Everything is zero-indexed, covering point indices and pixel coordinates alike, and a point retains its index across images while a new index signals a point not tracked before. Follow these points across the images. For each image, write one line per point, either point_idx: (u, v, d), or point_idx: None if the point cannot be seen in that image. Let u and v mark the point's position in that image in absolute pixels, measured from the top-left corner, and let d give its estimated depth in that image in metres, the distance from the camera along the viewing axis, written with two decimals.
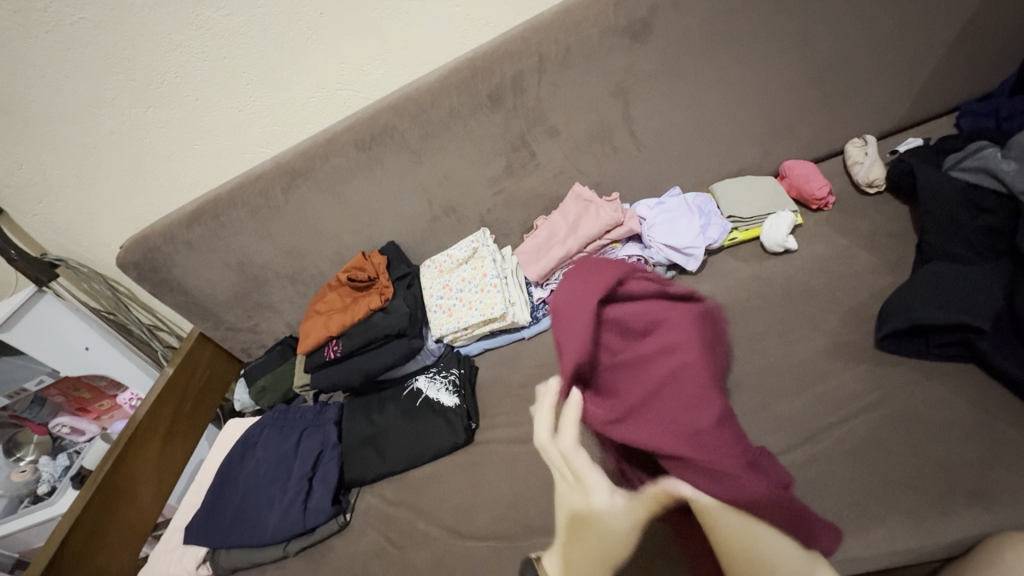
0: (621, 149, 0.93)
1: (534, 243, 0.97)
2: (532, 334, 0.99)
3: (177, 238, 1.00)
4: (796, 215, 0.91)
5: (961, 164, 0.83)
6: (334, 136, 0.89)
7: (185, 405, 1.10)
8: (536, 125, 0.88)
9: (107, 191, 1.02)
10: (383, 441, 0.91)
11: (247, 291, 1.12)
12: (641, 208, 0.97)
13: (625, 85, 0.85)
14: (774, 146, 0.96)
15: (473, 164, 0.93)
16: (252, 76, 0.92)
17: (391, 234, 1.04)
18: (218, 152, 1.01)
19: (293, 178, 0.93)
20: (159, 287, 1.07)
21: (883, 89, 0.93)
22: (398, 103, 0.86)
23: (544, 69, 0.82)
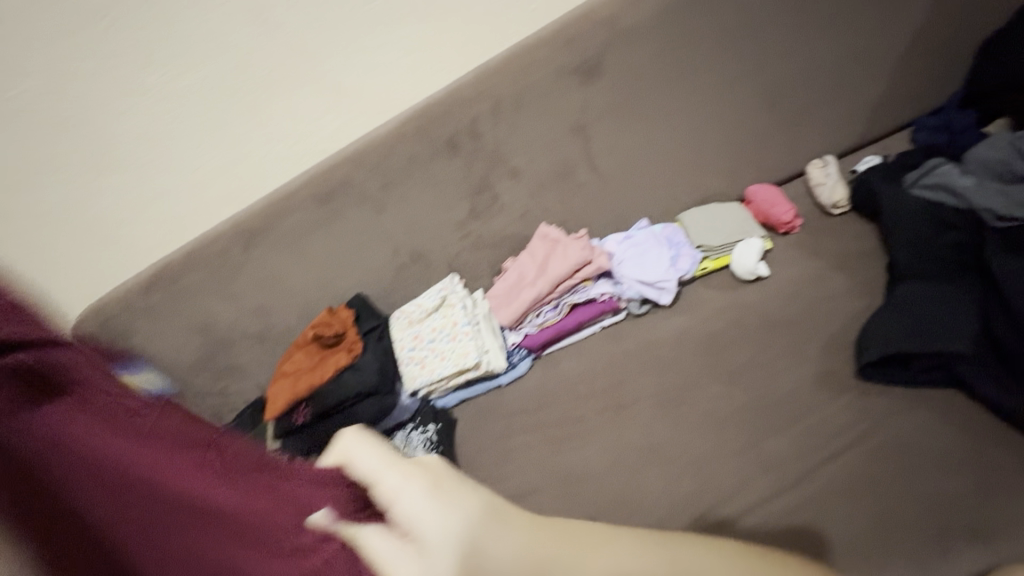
0: (585, 185, 0.92)
1: (503, 287, 0.94)
2: (510, 380, 0.93)
3: (134, 307, 0.97)
4: (766, 241, 0.90)
5: (921, 180, 0.83)
6: (290, 191, 0.87)
7: None
8: (496, 168, 0.87)
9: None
10: None
11: (214, 354, 1.07)
12: (608, 243, 0.95)
13: (583, 123, 0.85)
14: (739, 172, 0.96)
15: (436, 211, 0.91)
16: (199, 135, 0.89)
17: (359, 286, 1.00)
18: (173, 216, 0.97)
19: (251, 238, 0.91)
20: (117, 357, 1.02)
21: (840, 109, 0.94)
22: (355, 153, 0.84)
23: (499, 112, 0.81)
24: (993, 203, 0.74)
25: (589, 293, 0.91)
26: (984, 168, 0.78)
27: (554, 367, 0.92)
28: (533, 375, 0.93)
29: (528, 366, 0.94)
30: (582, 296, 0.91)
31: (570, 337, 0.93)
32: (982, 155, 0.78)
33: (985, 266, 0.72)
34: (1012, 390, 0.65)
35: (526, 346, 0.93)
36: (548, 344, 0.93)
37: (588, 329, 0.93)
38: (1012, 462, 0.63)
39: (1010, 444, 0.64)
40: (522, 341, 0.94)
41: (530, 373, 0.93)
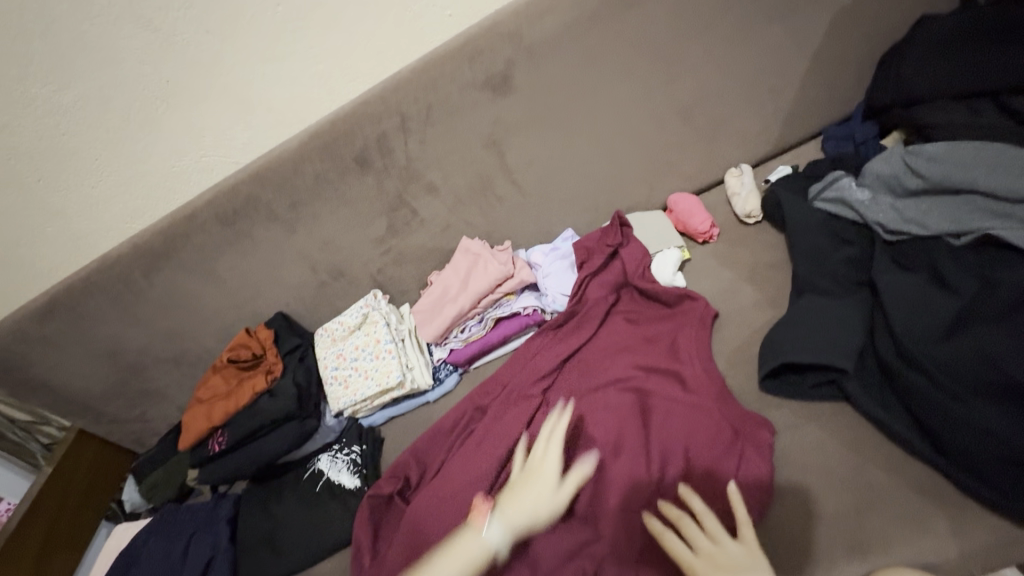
0: (505, 198, 0.90)
1: (429, 301, 0.90)
2: (437, 396, 0.93)
3: (29, 336, 0.91)
4: (682, 252, 0.90)
5: (823, 193, 0.83)
6: (191, 213, 0.82)
7: (66, 512, 1.06)
8: (411, 183, 0.84)
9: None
10: (279, 536, 0.84)
11: (126, 381, 1.02)
12: (535, 254, 0.93)
13: (496, 137, 0.83)
14: (658, 183, 0.95)
15: (353, 228, 0.88)
16: (99, 150, 0.89)
17: (279, 304, 0.97)
18: (81, 229, 0.97)
19: (153, 261, 0.86)
20: (21, 388, 0.97)
21: (758, 117, 0.93)
22: (259, 173, 0.80)
23: (408, 128, 0.78)
24: (882, 218, 0.76)
25: (513, 307, 0.89)
26: (878, 184, 0.78)
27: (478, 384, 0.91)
28: (459, 392, 0.92)
29: (455, 382, 0.93)
30: (506, 309, 0.89)
31: (496, 351, 0.92)
32: (878, 170, 0.78)
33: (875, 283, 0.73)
34: (891, 410, 0.66)
35: (452, 362, 0.91)
36: (474, 359, 0.91)
37: (514, 343, 0.92)
38: (901, 477, 0.64)
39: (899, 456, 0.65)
40: (447, 357, 0.91)
41: (456, 389, 0.93)
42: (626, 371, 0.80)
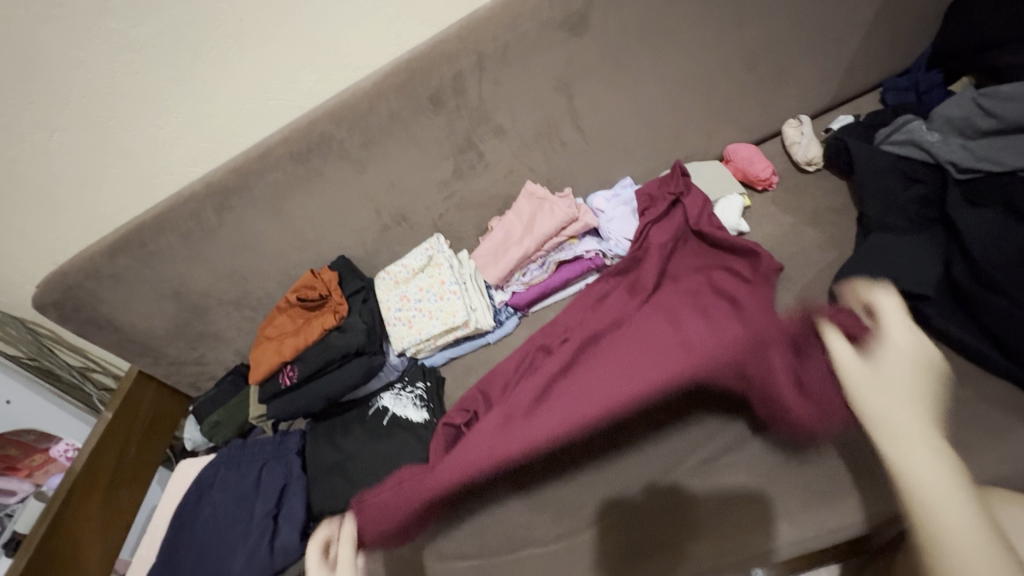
0: (569, 144, 0.92)
1: (491, 245, 0.94)
2: (497, 338, 0.96)
3: (100, 272, 0.92)
4: (744, 198, 0.95)
5: (891, 137, 0.89)
6: (267, 149, 0.83)
7: (129, 452, 1.06)
8: (481, 125, 0.86)
9: (28, 222, 0.96)
10: (351, 465, 0.88)
11: (188, 322, 1.04)
12: (597, 200, 0.97)
13: (567, 80, 0.84)
14: (717, 131, 0.99)
15: (421, 169, 0.90)
16: (170, 90, 0.87)
17: (340, 247, 0.99)
18: (140, 173, 0.96)
19: (227, 198, 0.87)
20: (88, 326, 0.98)
21: (812, 71, 0.96)
22: (335, 110, 0.80)
23: (484, 67, 0.80)
24: (954, 157, 0.80)
25: (576, 251, 0.93)
26: (949, 124, 0.84)
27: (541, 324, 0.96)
28: (520, 332, 0.96)
29: (515, 323, 0.97)
30: (569, 253, 0.93)
31: (556, 295, 0.96)
32: (948, 112, 0.84)
33: (948, 219, 0.79)
34: (969, 330, 0.72)
35: (513, 305, 0.95)
36: (534, 302, 0.95)
37: (573, 287, 0.96)
38: (968, 393, 0.69)
39: (965, 377, 0.71)
40: (509, 300, 0.95)
41: (517, 330, 0.97)
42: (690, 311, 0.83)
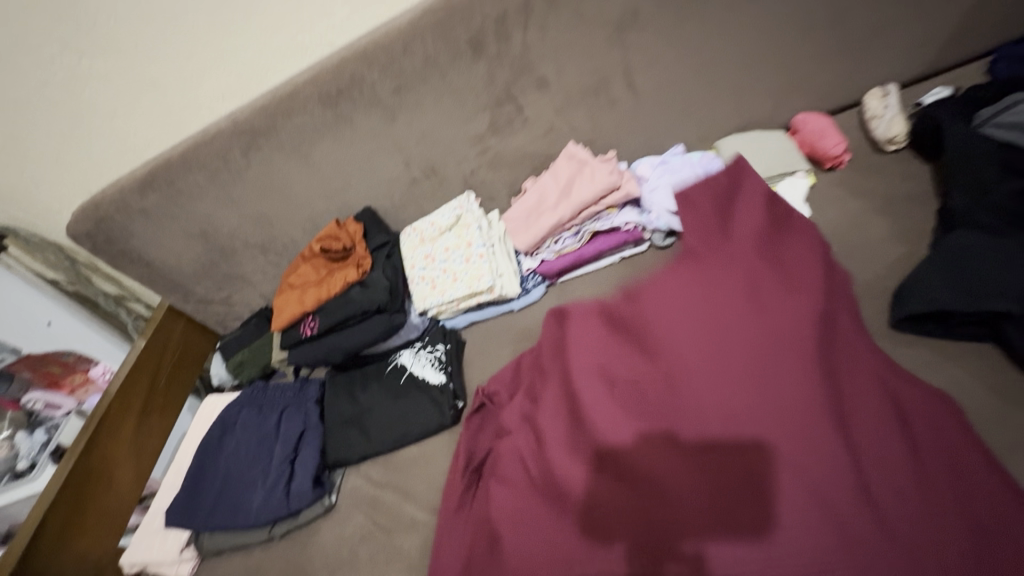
0: (617, 103, 0.84)
1: (523, 209, 0.89)
2: (522, 306, 0.92)
3: (131, 207, 0.92)
4: (809, 176, 0.86)
5: (994, 118, 0.77)
6: (294, 90, 0.79)
7: (160, 381, 1.11)
8: (523, 75, 0.79)
9: (65, 149, 0.96)
10: (367, 421, 0.88)
11: (215, 262, 1.05)
12: (642, 166, 0.90)
13: (624, 28, 0.75)
14: (786, 100, 0.88)
15: (453, 120, 0.83)
16: (197, 17, 0.83)
17: (368, 198, 0.95)
18: (169, 106, 0.93)
19: (253, 139, 0.84)
20: (122, 258, 1.00)
21: (908, 33, 0.84)
22: (365, 50, 0.75)
23: (531, 9, 0.71)
24: None
25: (613, 222, 0.87)
26: None
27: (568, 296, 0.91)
28: (546, 303, 0.92)
29: (542, 293, 0.92)
30: (605, 224, 0.87)
31: (587, 267, 0.91)
32: None
33: None
34: None
35: (542, 273, 0.90)
36: (564, 273, 0.90)
37: (606, 259, 0.90)
38: None
39: None
40: (538, 268, 0.90)
41: (542, 300, 0.92)
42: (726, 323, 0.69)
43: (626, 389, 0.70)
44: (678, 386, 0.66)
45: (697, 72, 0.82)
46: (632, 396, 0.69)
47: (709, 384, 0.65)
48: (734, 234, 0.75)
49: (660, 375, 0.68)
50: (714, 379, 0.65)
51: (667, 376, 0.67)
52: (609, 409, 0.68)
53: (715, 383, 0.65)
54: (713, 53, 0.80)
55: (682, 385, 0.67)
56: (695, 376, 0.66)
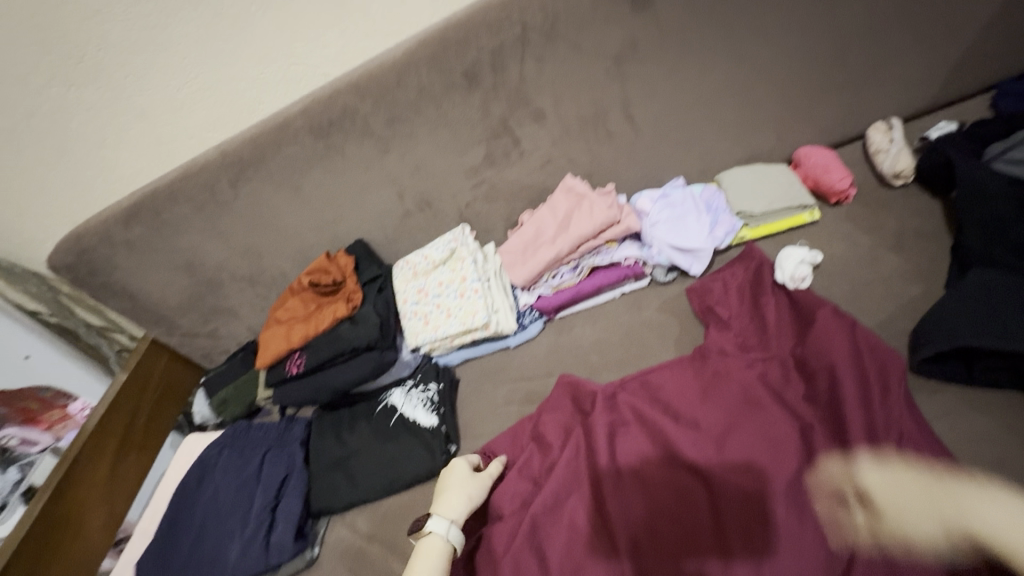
0: (615, 134, 0.82)
1: (519, 243, 0.86)
2: (518, 343, 0.88)
3: (115, 238, 0.89)
4: (809, 212, 0.84)
5: (1006, 154, 0.76)
6: (285, 120, 0.77)
7: (139, 420, 1.05)
8: (519, 107, 0.77)
9: (52, 179, 0.93)
10: (354, 465, 0.83)
11: (201, 295, 1.01)
12: (642, 201, 0.86)
13: (622, 60, 0.74)
14: (788, 132, 0.87)
15: (448, 152, 0.81)
16: (190, 47, 0.82)
17: (360, 230, 0.92)
18: (159, 137, 0.91)
19: (242, 170, 0.81)
20: (104, 291, 0.96)
21: (910, 67, 0.83)
22: (358, 81, 0.73)
23: (527, 41, 0.70)
24: None
25: (613, 257, 0.84)
26: None
27: (566, 333, 0.87)
28: (543, 340, 0.88)
29: (539, 329, 0.89)
30: (604, 258, 0.84)
31: (585, 302, 0.87)
32: None
33: None
34: None
35: (540, 308, 0.86)
36: (561, 308, 0.87)
37: (606, 294, 0.87)
38: None
39: None
40: (535, 303, 0.87)
41: (539, 337, 0.89)
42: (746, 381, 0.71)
43: (638, 443, 0.70)
44: (697, 438, 0.67)
45: (697, 105, 0.80)
46: (651, 444, 0.69)
47: (727, 435, 0.67)
48: (775, 333, 0.74)
49: (679, 425, 0.70)
50: (731, 430, 0.67)
51: (684, 425, 0.70)
52: (633, 446, 0.70)
53: (732, 435, 0.67)
54: (713, 86, 0.79)
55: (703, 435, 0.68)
56: (715, 429, 0.68)
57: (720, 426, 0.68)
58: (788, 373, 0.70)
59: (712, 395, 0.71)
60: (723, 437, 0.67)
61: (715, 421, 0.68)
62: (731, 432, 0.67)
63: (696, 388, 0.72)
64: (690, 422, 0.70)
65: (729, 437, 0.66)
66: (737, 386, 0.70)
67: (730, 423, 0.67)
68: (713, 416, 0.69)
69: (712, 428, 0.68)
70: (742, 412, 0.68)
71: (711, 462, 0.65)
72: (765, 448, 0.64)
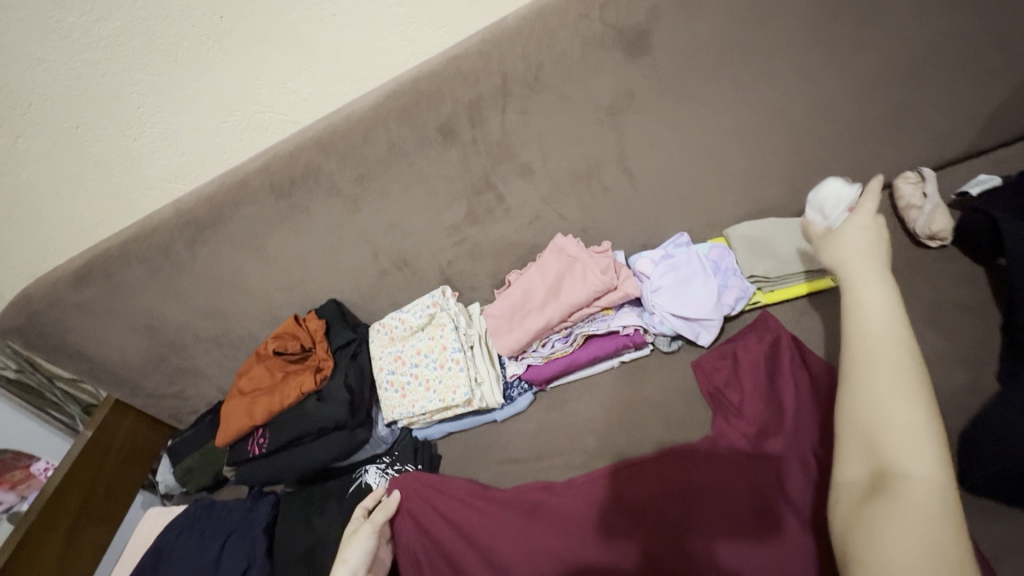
0: (612, 189, 0.74)
1: (506, 305, 0.77)
2: (505, 417, 0.80)
3: (65, 300, 0.81)
4: (830, 275, 0.76)
5: None
6: (244, 178, 0.69)
7: (97, 492, 0.96)
8: (503, 163, 0.69)
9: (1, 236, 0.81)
10: (321, 558, 0.74)
11: (164, 356, 0.93)
12: (643, 262, 0.77)
13: (617, 111, 0.66)
14: (805, 182, 0.78)
15: (426, 210, 0.73)
16: (144, 98, 0.70)
17: (332, 290, 0.83)
18: (116, 188, 0.79)
19: (198, 231, 0.74)
20: (57, 354, 0.88)
21: (942, 111, 0.74)
22: (322, 137, 0.65)
23: (509, 93, 0.63)
24: None
25: (611, 325, 0.76)
26: None
27: (558, 407, 0.79)
28: (533, 414, 0.79)
29: (528, 401, 0.80)
30: (601, 327, 0.76)
31: (579, 372, 0.79)
32: None
33: None
34: None
35: (529, 380, 0.78)
36: (553, 379, 0.78)
37: (603, 363, 0.78)
38: None
39: None
40: (524, 374, 0.78)
41: (529, 411, 0.80)
42: (744, 477, 0.63)
43: (617, 541, 0.63)
44: (679, 542, 0.61)
45: (703, 157, 0.72)
46: (629, 545, 0.62)
47: (711, 541, 0.60)
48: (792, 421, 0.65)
49: (661, 522, 0.63)
50: (716, 534, 0.60)
51: (666, 523, 0.63)
52: (608, 544, 0.63)
53: (716, 542, 0.60)
54: (721, 136, 0.71)
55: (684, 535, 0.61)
56: (698, 530, 0.61)
57: (704, 526, 0.61)
58: (803, 472, 0.62)
59: (704, 488, 0.63)
60: (706, 542, 0.60)
61: (701, 523, 0.61)
62: (716, 538, 0.60)
63: (688, 476, 0.65)
64: (673, 520, 0.63)
65: (713, 546, 0.60)
66: (732, 482, 0.63)
67: (718, 527, 0.60)
68: (699, 517, 0.62)
69: (696, 531, 0.61)
70: (732, 513, 0.61)
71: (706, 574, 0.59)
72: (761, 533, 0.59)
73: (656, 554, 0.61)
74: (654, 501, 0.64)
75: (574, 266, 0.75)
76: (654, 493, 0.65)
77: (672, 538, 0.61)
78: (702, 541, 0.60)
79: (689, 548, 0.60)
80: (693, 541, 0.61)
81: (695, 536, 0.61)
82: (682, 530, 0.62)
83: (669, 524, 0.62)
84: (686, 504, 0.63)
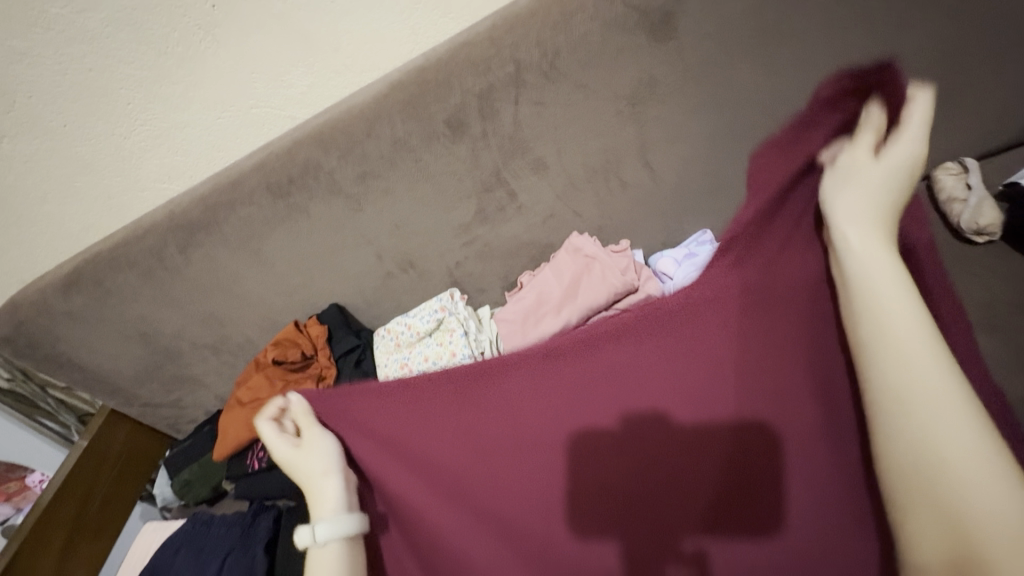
0: (631, 184, 0.69)
1: (519, 310, 0.74)
2: None
3: (53, 308, 0.77)
4: None
5: None
6: (239, 176, 0.65)
7: (90, 507, 0.92)
8: (515, 157, 0.65)
9: None
10: None
11: (160, 365, 0.89)
12: (664, 262, 0.73)
13: (637, 101, 0.62)
14: None
15: (434, 209, 0.69)
16: (134, 93, 0.66)
17: (334, 294, 0.79)
18: (107, 189, 0.75)
19: (192, 233, 0.69)
20: (47, 364, 0.84)
21: (984, 99, 0.69)
22: (322, 132, 0.61)
23: (522, 82, 0.59)
24: None
25: None
26: None
27: None
28: None
29: None
30: None
31: None
32: None
33: None
34: None
35: None
36: None
37: None
38: None
39: None
40: None
41: None
42: (672, 374, 0.58)
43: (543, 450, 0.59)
44: (610, 446, 0.58)
45: (728, 149, 0.68)
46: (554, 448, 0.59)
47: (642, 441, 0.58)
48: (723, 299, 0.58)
49: (586, 430, 0.59)
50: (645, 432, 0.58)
51: (592, 430, 0.59)
52: (536, 459, 0.59)
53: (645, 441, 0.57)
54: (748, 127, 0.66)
55: (614, 439, 0.58)
56: (629, 436, 0.58)
57: (634, 432, 0.58)
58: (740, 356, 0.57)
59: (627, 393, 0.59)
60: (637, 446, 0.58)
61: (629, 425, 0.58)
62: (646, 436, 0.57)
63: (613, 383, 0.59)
64: (597, 427, 0.59)
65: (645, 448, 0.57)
66: (660, 385, 0.58)
67: (647, 426, 0.58)
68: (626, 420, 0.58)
69: (626, 436, 0.58)
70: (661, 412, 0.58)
71: (648, 478, 0.57)
72: (742, 496, 0.55)
73: (588, 463, 0.58)
74: (577, 410, 0.60)
75: (590, 267, 0.72)
76: (576, 401, 0.60)
77: (601, 443, 0.58)
78: (634, 448, 0.58)
79: (625, 452, 0.58)
80: (623, 446, 0.58)
81: (627, 441, 0.58)
82: (612, 437, 0.58)
83: (595, 428, 0.59)
84: (612, 412, 0.59)
